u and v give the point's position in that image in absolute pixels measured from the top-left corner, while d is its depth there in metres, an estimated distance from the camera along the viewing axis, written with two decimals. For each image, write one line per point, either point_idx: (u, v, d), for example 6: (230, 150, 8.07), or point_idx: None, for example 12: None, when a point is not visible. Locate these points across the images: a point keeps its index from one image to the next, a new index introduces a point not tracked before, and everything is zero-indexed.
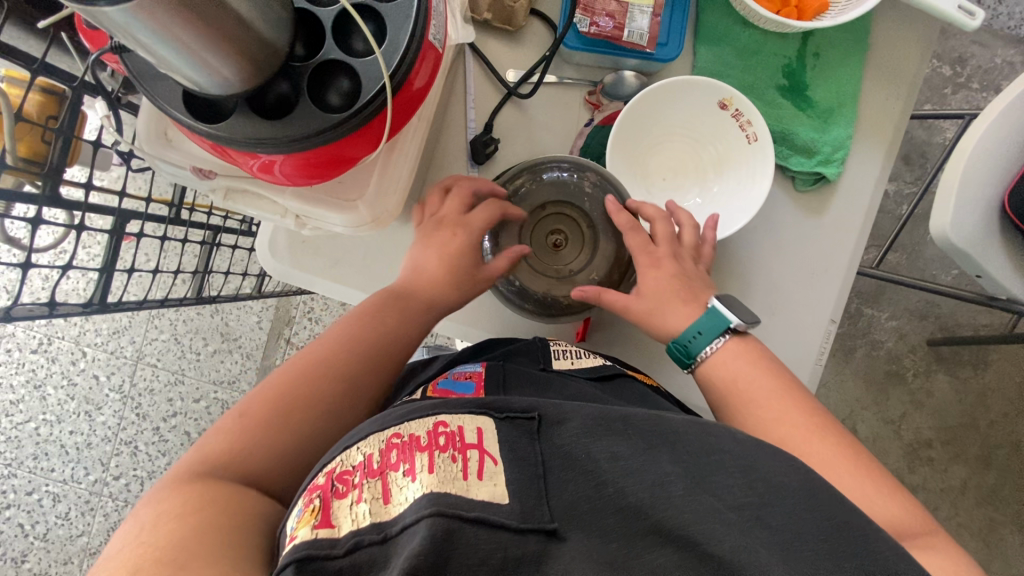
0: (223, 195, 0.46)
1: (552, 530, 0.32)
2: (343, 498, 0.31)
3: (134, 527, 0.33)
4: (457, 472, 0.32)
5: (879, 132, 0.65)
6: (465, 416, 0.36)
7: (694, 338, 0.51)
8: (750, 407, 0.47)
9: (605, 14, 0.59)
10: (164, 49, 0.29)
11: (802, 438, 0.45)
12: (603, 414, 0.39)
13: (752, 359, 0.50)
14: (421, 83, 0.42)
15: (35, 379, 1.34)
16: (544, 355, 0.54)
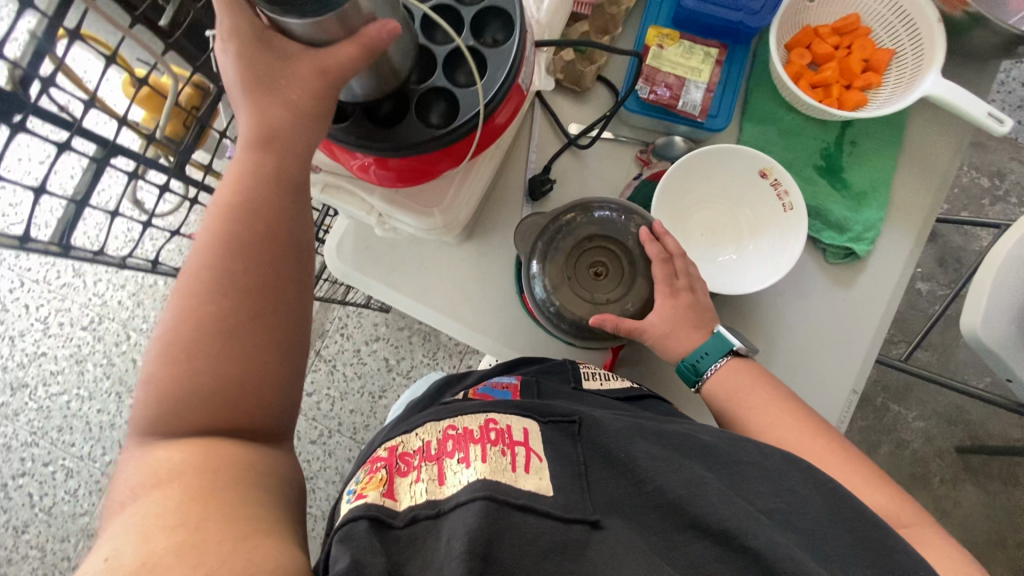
0: (320, 189, 0.53)
1: (594, 521, 0.38)
2: (404, 476, 0.39)
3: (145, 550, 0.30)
4: (507, 464, 0.39)
5: (908, 219, 0.70)
6: (514, 417, 0.44)
7: (700, 359, 0.57)
8: (749, 412, 0.54)
9: (664, 85, 0.68)
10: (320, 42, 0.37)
11: (795, 438, 0.51)
12: (638, 425, 0.45)
13: (752, 377, 0.56)
14: (502, 119, 0.48)
15: (78, 354, 1.42)
16: (575, 375, 0.57)
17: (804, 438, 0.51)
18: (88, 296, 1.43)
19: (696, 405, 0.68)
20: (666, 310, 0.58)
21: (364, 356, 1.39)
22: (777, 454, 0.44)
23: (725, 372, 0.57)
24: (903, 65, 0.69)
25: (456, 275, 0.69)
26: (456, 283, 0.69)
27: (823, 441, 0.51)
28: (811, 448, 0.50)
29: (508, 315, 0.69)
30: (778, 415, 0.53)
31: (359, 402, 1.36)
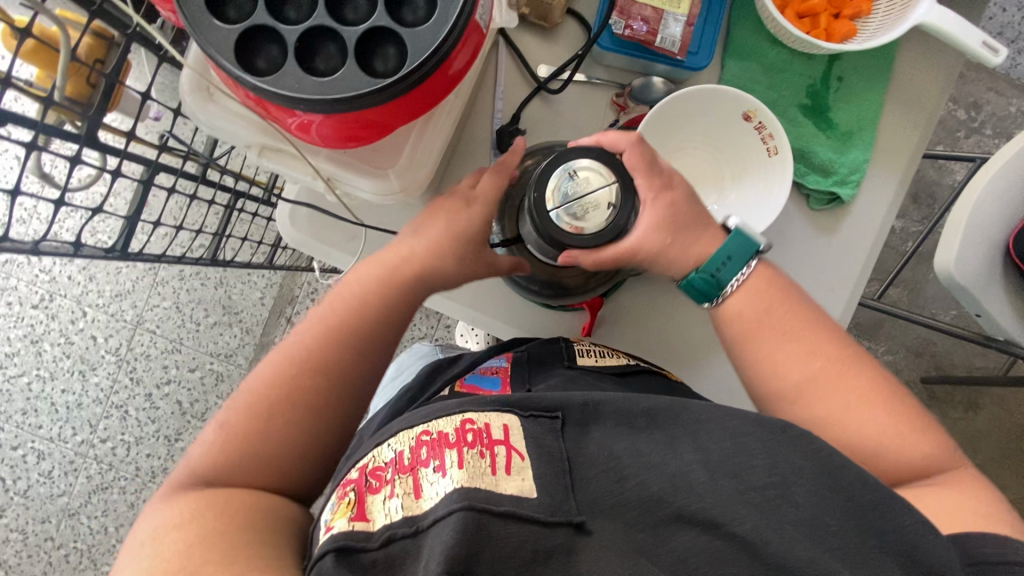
0: (258, 151, 0.47)
1: (580, 524, 0.36)
2: (377, 493, 0.36)
3: (146, 536, 0.38)
4: (486, 468, 0.36)
5: (894, 160, 0.67)
6: (491, 413, 0.41)
7: (723, 266, 0.51)
8: (781, 339, 0.50)
9: (640, 18, 0.61)
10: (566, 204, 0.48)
11: (827, 366, 0.48)
12: (626, 409, 0.43)
13: (779, 291, 0.52)
14: (459, 65, 0.43)
15: (33, 334, 1.34)
16: (569, 353, 0.57)
17: (848, 357, 0.49)
18: (35, 273, 1.34)
19: (678, 363, 0.67)
20: (660, 239, 0.51)
21: None
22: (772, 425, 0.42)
23: (752, 280, 0.51)
24: None
25: None
26: None
27: (867, 366, 0.49)
28: (838, 377, 0.48)
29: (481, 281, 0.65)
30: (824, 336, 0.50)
31: None
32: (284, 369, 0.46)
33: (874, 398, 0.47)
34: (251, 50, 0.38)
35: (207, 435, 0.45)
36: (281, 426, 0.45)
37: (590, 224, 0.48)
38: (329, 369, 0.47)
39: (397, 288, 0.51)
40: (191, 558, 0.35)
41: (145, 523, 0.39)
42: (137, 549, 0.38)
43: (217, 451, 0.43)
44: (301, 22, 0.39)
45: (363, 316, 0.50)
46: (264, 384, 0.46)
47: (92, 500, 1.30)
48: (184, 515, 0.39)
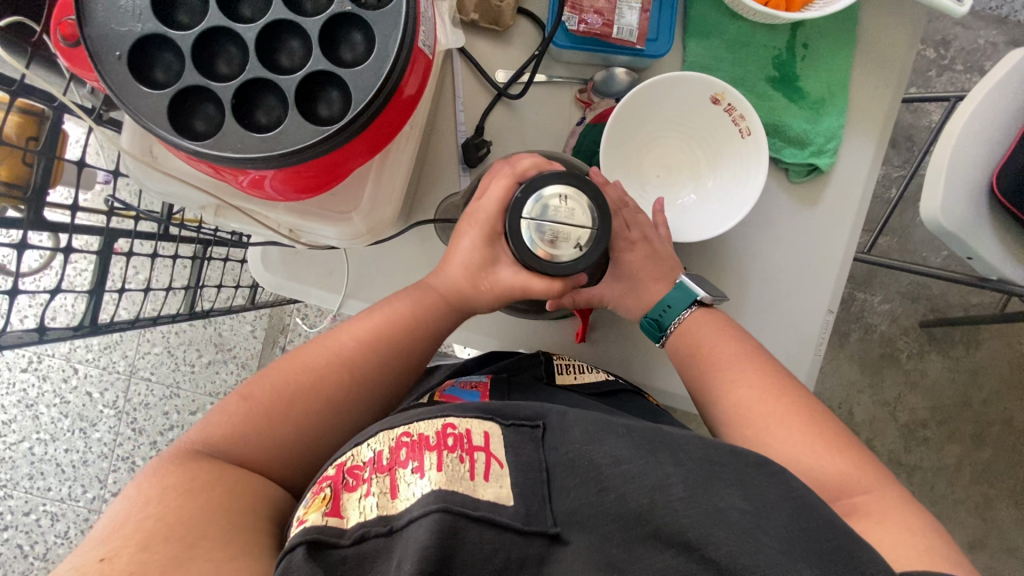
0: (215, 211, 0.45)
1: (555, 534, 0.36)
2: (353, 491, 0.37)
3: (140, 499, 0.38)
4: (464, 472, 0.37)
5: (870, 122, 0.65)
6: (473, 420, 0.41)
7: (664, 312, 0.56)
8: (716, 368, 0.53)
9: (593, 11, 0.59)
10: (541, 221, 0.45)
11: (758, 395, 0.49)
12: (606, 420, 0.43)
13: (716, 328, 0.55)
14: (411, 90, 0.41)
15: (27, 399, 1.32)
16: (547, 370, 0.58)
17: (788, 389, 0.50)
18: None
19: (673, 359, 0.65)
20: (615, 287, 0.57)
21: None
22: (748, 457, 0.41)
23: (689, 322, 0.56)
24: None
25: (405, 260, 0.62)
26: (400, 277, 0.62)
27: (793, 394, 0.49)
28: (770, 408, 0.48)
29: None
30: (739, 367, 0.52)
31: None
32: (327, 369, 0.48)
33: (781, 424, 0.47)
34: (186, 113, 0.36)
35: (228, 403, 0.46)
36: (303, 419, 0.46)
37: (562, 253, 0.46)
38: (364, 375, 0.49)
39: (426, 301, 0.52)
40: (179, 534, 0.35)
41: (143, 482, 0.39)
42: (128, 507, 0.37)
43: (238, 426, 0.44)
44: (235, 75, 0.37)
45: (392, 325, 0.51)
46: (299, 370, 0.48)
47: None
48: (186, 486, 0.38)
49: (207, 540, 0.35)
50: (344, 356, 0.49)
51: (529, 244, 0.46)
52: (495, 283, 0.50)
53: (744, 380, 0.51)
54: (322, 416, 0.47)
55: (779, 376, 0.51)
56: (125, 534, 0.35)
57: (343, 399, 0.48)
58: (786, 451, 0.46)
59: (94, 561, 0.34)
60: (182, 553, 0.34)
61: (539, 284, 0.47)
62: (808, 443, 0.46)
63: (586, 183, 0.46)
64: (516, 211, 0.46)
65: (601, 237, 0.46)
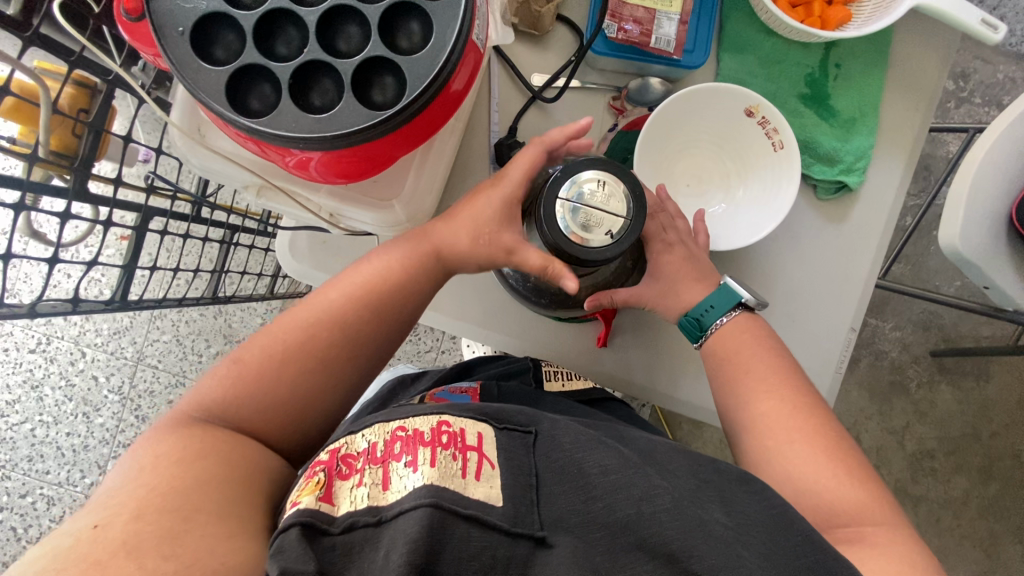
0: (257, 191, 0.46)
1: (541, 538, 0.36)
2: (345, 479, 0.36)
3: (138, 464, 0.39)
4: (456, 470, 0.36)
5: (899, 142, 0.66)
6: (467, 420, 0.41)
7: (705, 312, 0.56)
8: (747, 381, 0.53)
9: (632, 20, 0.60)
10: (576, 203, 0.43)
11: (790, 412, 0.50)
12: (596, 433, 0.43)
13: (753, 340, 0.55)
14: (461, 83, 0.42)
15: (33, 380, 1.32)
16: (537, 377, 0.64)
17: (816, 409, 0.51)
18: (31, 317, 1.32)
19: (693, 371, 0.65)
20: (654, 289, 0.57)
21: None
22: (731, 472, 0.43)
23: (726, 329, 0.55)
24: None
25: None
26: None
27: (823, 417, 0.50)
28: (798, 427, 0.49)
29: (495, 298, 0.64)
30: (776, 382, 0.52)
31: None
32: (320, 324, 0.48)
33: (808, 446, 0.48)
34: (242, 90, 0.37)
35: (225, 365, 0.47)
36: (297, 380, 0.47)
37: (594, 238, 0.43)
38: (359, 330, 0.49)
39: (419, 257, 0.52)
40: (174, 506, 0.36)
41: (143, 448, 0.40)
42: (126, 473, 0.38)
43: (235, 389, 0.45)
44: (293, 57, 0.37)
45: (387, 288, 0.51)
46: (293, 327, 0.48)
47: None
48: (183, 455, 0.39)
49: (202, 517, 0.36)
50: (340, 309, 0.49)
51: (563, 226, 0.43)
52: (495, 242, 0.50)
53: (779, 395, 0.51)
54: (314, 372, 0.47)
55: (813, 397, 0.51)
56: (120, 502, 0.36)
57: (336, 356, 0.48)
58: (805, 470, 0.47)
59: (87, 527, 0.34)
60: (176, 526, 0.34)
61: (534, 258, 0.48)
62: (831, 467, 0.47)
63: (625, 176, 0.44)
64: (551, 193, 0.44)
65: (634, 231, 0.44)
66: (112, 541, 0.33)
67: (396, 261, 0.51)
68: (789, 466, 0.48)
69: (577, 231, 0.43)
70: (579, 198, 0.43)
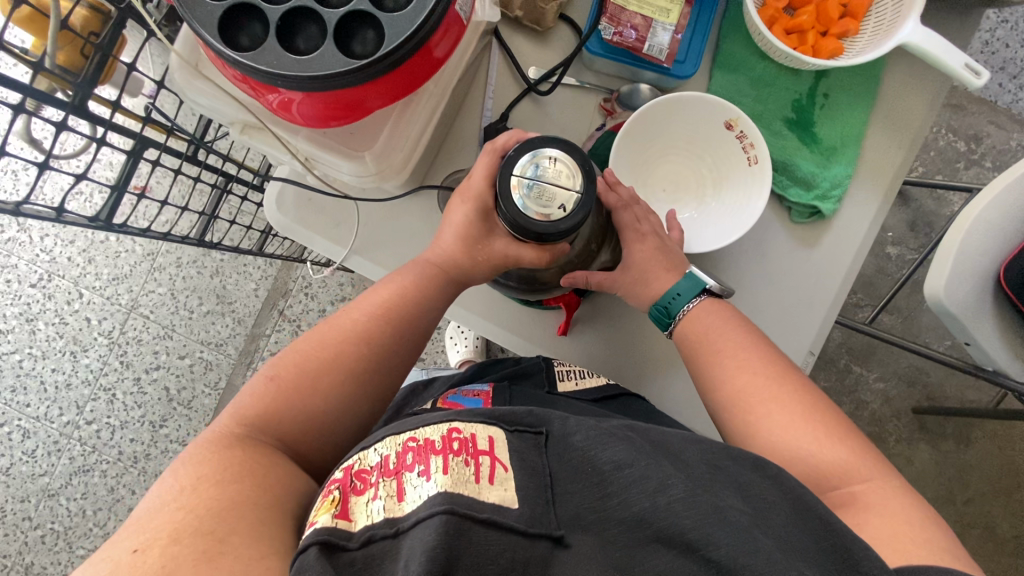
0: (241, 128, 0.49)
1: (558, 537, 0.37)
2: (361, 494, 0.38)
3: (175, 484, 0.40)
4: (469, 476, 0.38)
5: (878, 178, 0.67)
6: (478, 425, 0.42)
7: (673, 300, 0.57)
8: (721, 358, 0.54)
9: (630, 25, 0.62)
10: (533, 180, 0.45)
11: (763, 383, 0.51)
12: (608, 427, 0.45)
13: (724, 317, 0.56)
14: (442, 52, 0.44)
15: (28, 313, 1.36)
16: (549, 379, 0.63)
17: (788, 374, 0.52)
18: (36, 252, 1.36)
19: (647, 372, 0.67)
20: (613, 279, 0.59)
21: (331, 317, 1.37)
22: (745, 458, 0.44)
23: (697, 312, 0.56)
24: (882, 11, 0.65)
25: (411, 226, 0.66)
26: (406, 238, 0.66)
27: (795, 381, 0.51)
28: (773, 395, 0.50)
29: (490, 296, 0.66)
30: (748, 355, 0.53)
31: None
32: (345, 344, 0.51)
33: (786, 413, 0.49)
34: (234, 27, 0.39)
35: (255, 386, 0.49)
36: (319, 393, 0.49)
37: (553, 213, 0.45)
38: (378, 345, 0.52)
39: (430, 278, 0.55)
40: (211, 528, 0.37)
41: (178, 471, 0.41)
42: (164, 495, 0.39)
43: (265, 406, 0.47)
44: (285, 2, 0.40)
45: (402, 305, 0.54)
46: (318, 347, 0.51)
47: (73, 481, 1.32)
48: (218, 475, 0.41)
49: (237, 537, 0.37)
50: (364, 329, 0.52)
51: (520, 205, 0.45)
52: (489, 253, 0.54)
53: (751, 366, 0.52)
54: (336, 386, 0.49)
55: (784, 363, 0.53)
56: (159, 524, 0.37)
57: (357, 371, 0.50)
58: (788, 438, 0.48)
59: (127, 552, 0.35)
60: (212, 547, 0.35)
61: (528, 252, 0.51)
62: (810, 427, 0.48)
63: (576, 150, 0.47)
64: (506, 170, 0.46)
65: (587, 202, 0.46)
66: (153, 564, 0.34)
67: (410, 281, 0.55)
68: (773, 438, 0.48)
69: (539, 209, 0.45)
70: (534, 176, 0.45)
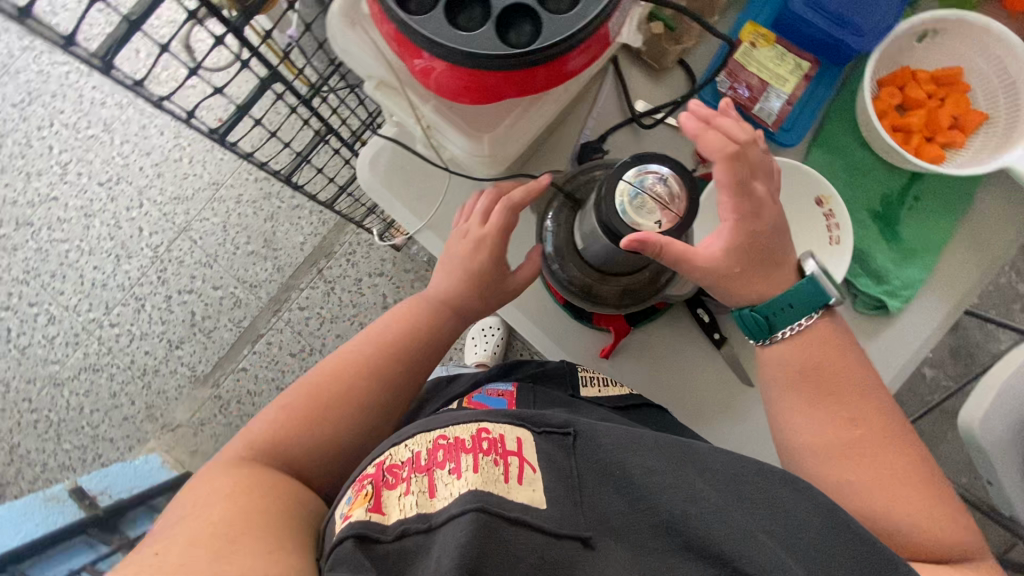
0: (376, 84, 0.51)
1: (586, 539, 0.39)
2: (392, 489, 0.40)
3: (189, 507, 0.42)
4: (498, 475, 0.40)
5: (949, 290, 0.67)
6: (505, 427, 0.44)
7: (783, 309, 0.52)
8: (825, 396, 0.51)
9: (746, 84, 0.66)
10: (642, 189, 0.48)
11: (862, 432, 0.49)
12: (641, 436, 0.45)
13: (835, 348, 0.52)
14: (576, 66, 0.46)
15: (89, 209, 1.42)
16: (574, 381, 0.62)
17: (887, 422, 0.50)
18: (113, 155, 1.43)
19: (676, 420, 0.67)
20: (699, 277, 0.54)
21: (365, 288, 1.39)
22: (776, 475, 0.44)
23: (809, 335, 0.52)
24: (990, 134, 0.66)
25: None
26: None
27: (894, 432, 0.49)
28: (868, 445, 0.49)
29: (542, 303, 0.68)
30: (852, 400, 0.51)
31: (347, 330, 1.38)
32: (352, 369, 0.54)
33: (879, 467, 0.48)
34: None
35: (268, 414, 0.52)
36: (327, 421, 0.51)
37: (644, 224, 0.48)
38: (386, 366, 0.54)
39: (452, 295, 0.58)
40: (222, 532, 0.38)
41: (191, 494, 0.44)
42: (176, 518, 0.41)
43: (279, 430, 0.50)
44: None
45: (414, 332, 0.56)
46: (327, 377, 0.53)
47: (81, 376, 1.36)
48: (230, 490, 0.43)
49: (247, 539, 0.38)
50: (373, 354, 0.55)
51: (619, 208, 0.48)
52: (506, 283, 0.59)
53: (853, 416, 0.50)
54: (342, 409, 0.52)
55: (885, 407, 0.51)
56: (175, 534, 0.39)
57: (364, 392, 0.53)
58: (875, 491, 0.48)
59: (147, 557, 0.37)
60: (223, 548, 0.37)
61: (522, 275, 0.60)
62: (899, 486, 0.47)
63: (687, 174, 0.47)
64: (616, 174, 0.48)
65: (682, 226, 0.48)
66: (169, 563, 0.36)
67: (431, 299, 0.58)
68: (859, 488, 0.48)
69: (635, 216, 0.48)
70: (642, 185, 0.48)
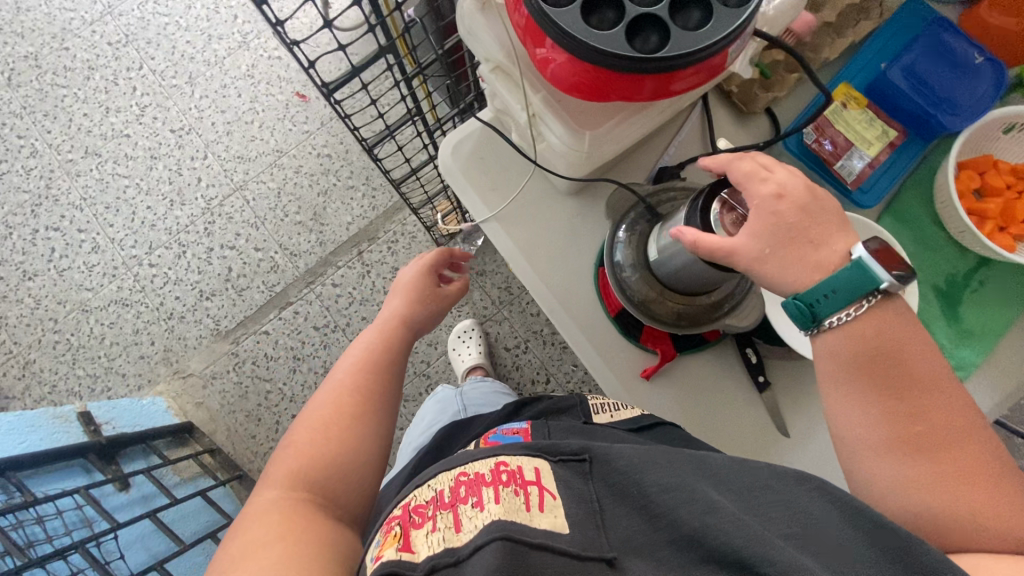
0: (492, 67, 0.54)
1: (610, 559, 0.37)
2: (419, 528, 0.39)
3: (240, 546, 0.40)
4: (520, 504, 0.39)
5: (1004, 380, 0.66)
6: (523, 458, 0.44)
7: (823, 299, 0.45)
8: (881, 375, 0.44)
9: (831, 140, 0.67)
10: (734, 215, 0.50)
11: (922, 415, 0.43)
12: (685, 457, 0.45)
13: (898, 322, 0.45)
14: (679, 87, 0.47)
15: (155, 152, 1.47)
16: (586, 411, 0.63)
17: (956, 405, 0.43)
18: (190, 107, 1.49)
19: None
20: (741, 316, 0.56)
21: None
22: (788, 474, 0.43)
23: (859, 317, 0.45)
24: None
25: (554, 222, 0.70)
26: (546, 229, 0.70)
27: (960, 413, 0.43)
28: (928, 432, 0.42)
29: (589, 314, 0.69)
30: (916, 378, 0.44)
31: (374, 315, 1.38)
32: (349, 395, 0.56)
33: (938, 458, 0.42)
34: None
35: (284, 452, 0.51)
36: (345, 444, 0.52)
37: None
38: (376, 390, 0.58)
39: (415, 315, 0.67)
40: (281, 569, 0.38)
41: (236, 537, 0.42)
42: (228, 562, 0.39)
43: (302, 462, 0.50)
44: None
45: (387, 350, 0.62)
46: (329, 409, 0.54)
47: (110, 308, 1.38)
48: (276, 528, 0.42)
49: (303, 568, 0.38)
50: (365, 382, 0.58)
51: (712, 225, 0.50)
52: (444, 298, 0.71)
53: (925, 413, 0.43)
54: (348, 426, 0.54)
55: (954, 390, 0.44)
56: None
57: (362, 413, 0.55)
58: (933, 490, 0.41)
59: None
60: None
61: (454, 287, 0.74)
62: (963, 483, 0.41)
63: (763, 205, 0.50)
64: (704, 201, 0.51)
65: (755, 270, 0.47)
66: None
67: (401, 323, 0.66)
68: (922, 487, 0.42)
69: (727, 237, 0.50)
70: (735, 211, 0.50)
